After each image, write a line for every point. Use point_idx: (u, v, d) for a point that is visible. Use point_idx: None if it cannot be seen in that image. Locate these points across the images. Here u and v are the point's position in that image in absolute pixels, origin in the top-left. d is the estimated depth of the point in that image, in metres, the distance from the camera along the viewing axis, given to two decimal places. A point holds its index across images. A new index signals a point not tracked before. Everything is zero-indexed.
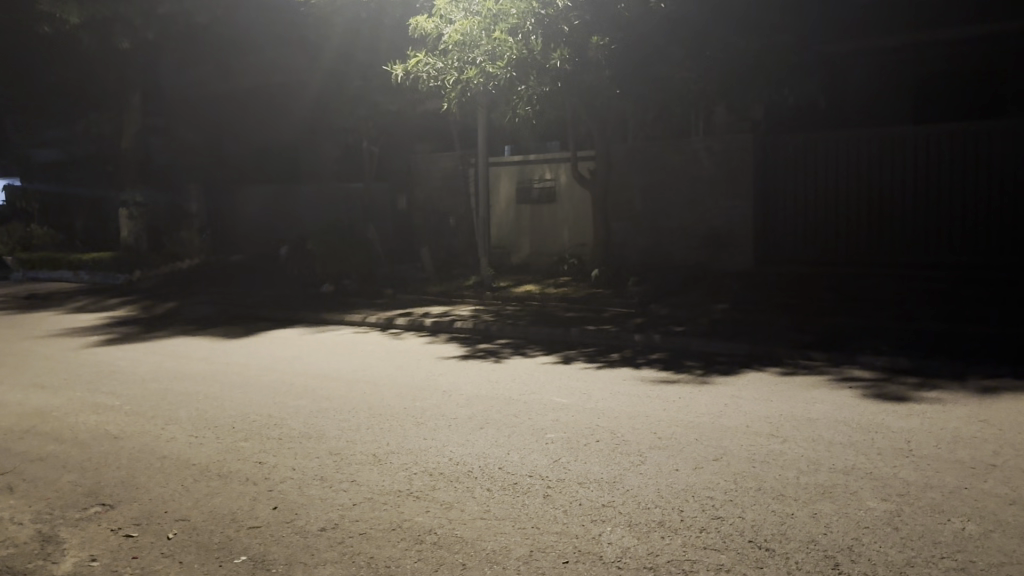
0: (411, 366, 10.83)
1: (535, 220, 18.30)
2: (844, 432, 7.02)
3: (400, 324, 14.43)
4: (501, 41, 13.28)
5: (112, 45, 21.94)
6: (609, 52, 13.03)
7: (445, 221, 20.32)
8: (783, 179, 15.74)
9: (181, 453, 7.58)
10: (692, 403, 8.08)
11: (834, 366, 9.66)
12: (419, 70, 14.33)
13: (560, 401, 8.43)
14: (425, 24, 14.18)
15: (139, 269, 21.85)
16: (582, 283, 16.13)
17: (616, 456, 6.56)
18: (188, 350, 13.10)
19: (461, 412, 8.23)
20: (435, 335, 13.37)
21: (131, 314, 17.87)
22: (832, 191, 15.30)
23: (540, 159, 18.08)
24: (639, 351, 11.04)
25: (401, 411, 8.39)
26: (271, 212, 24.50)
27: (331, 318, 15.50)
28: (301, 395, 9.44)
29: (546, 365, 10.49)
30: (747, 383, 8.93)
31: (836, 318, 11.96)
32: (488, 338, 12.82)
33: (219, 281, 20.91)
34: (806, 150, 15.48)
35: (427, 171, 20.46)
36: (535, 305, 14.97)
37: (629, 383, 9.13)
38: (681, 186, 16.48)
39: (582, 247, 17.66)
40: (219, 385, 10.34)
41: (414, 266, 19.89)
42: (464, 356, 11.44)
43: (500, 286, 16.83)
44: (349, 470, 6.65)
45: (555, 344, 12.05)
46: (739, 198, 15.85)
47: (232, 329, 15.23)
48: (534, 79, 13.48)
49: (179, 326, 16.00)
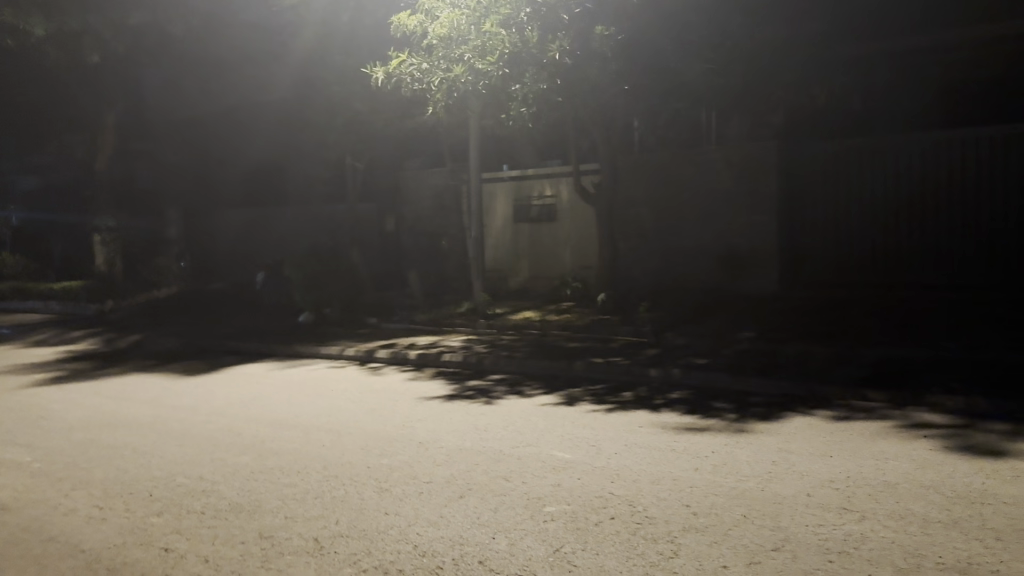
0: (385, 410, 9.11)
1: (534, 241, 16.67)
2: (940, 505, 5.29)
3: (381, 358, 12.72)
4: (492, 33, 11.68)
5: (81, 62, 20.11)
6: (617, 45, 11.38)
7: (436, 243, 18.73)
8: (811, 192, 14.12)
9: (72, 534, 5.85)
10: (731, 461, 6.34)
11: (896, 410, 7.93)
12: (402, 71, 12.68)
13: (564, 458, 6.68)
14: (407, 21, 12.55)
15: (112, 299, 20.04)
16: (588, 309, 14.38)
17: (638, 544, 4.84)
18: (136, 390, 11.40)
19: (436, 474, 6.47)
20: (419, 371, 11.65)
21: (92, 348, 16.19)
22: (868, 205, 13.65)
23: (538, 174, 16.50)
24: (655, 389, 9.31)
25: (361, 472, 6.68)
26: (253, 234, 22.97)
27: (306, 351, 13.78)
28: (245, 449, 7.73)
29: (546, 407, 8.77)
30: (796, 434, 7.17)
31: (884, 350, 10.22)
32: (479, 373, 11.11)
33: (193, 311, 19.23)
34: (830, 160, 13.91)
35: (415, 188, 18.87)
36: (535, 335, 13.30)
37: (646, 432, 7.41)
38: (694, 202, 14.75)
39: (586, 270, 16.04)
40: (153, 436, 8.59)
41: (402, 292, 18.18)
42: (449, 397, 9.70)
43: (496, 313, 15.13)
44: (278, 565, 4.93)
45: (556, 379, 10.33)
46: (761, 213, 14.10)
47: (194, 365, 13.52)
48: (529, 76, 11.70)
49: (138, 361, 14.30)
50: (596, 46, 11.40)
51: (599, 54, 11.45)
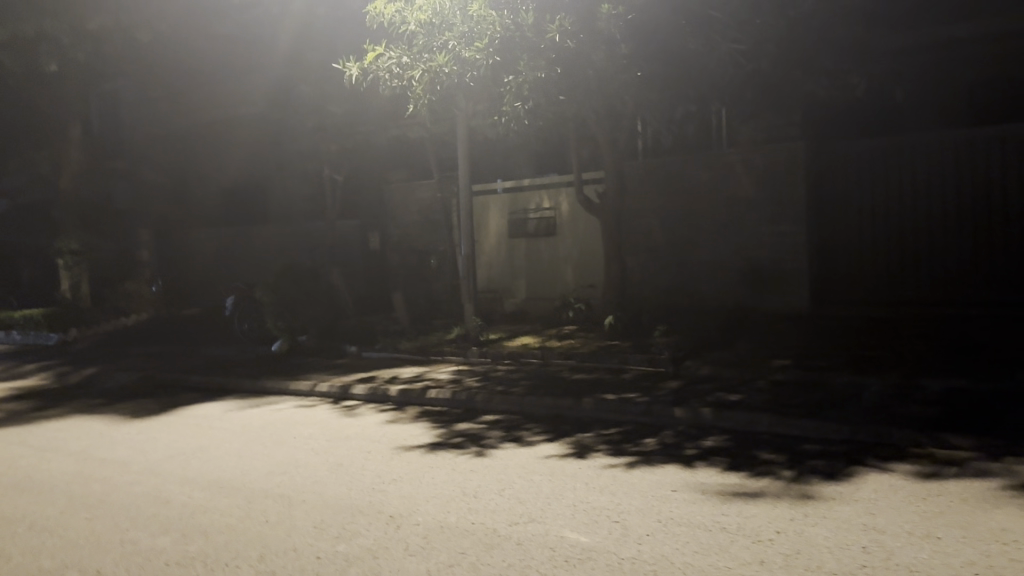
0: (350, 465, 7.41)
1: (531, 258, 15.04)
2: None
3: (358, 395, 10.99)
4: (482, 16, 10.13)
5: (39, 73, 18.05)
6: (626, 26, 9.85)
7: (424, 261, 17.07)
8: (845, 201, 12.48)
9: None
10: (807, 550, 4.69)
11: (994, 463, 6.27)
12: (378, 66, 11.09)
13: (580, 543, 5.00)
14: (383, 9, 10.93)
15: (74, 327, 18.14)
16: (594, 335, 12.67)
17: None
18: (66, 439, 9.61)
19: (406, 571, 4.76)
20: (400, 411, 9.94)
21: (40, 384, 14.35)
22: (912, 213, 12.04)
23: (535, 185, 14.92)
24: (684, 435, 7.63)
25: (310, 566, 4.97)
26: (227, 255, 21.24)
27: (274, 386, 12.05)
28: (168, 528, 6.01)
29: (551, 460, 7.09)
30: (879, 503, 5.52)
31: (953, 381, 8.55)
32: (470, 413, 9.42)
33: (161, 340, 17.45)
34: (862, 166, 12.34)
35: (400, 202, 17.25)
36: (534, 365, 11.61)
37: (682, 500, 5.72)
38: (713, 211, 13.06)
39: (590, 290, 14.40)
40: (62, 506, 6.87)
41: (387, 317, 16.45)
42: (433, 446, 8.01)
43: (491, 339, 13.41)
44: None
45: (561, 420, 8.66)
46: (789, 223, 12.44)
47: (145, 405, 11.75)
48: (523, 65, 10.13)
49: (84, 400, 12.49)
50: (602, 28, 9.81)
51: (605, 37, 9.88)
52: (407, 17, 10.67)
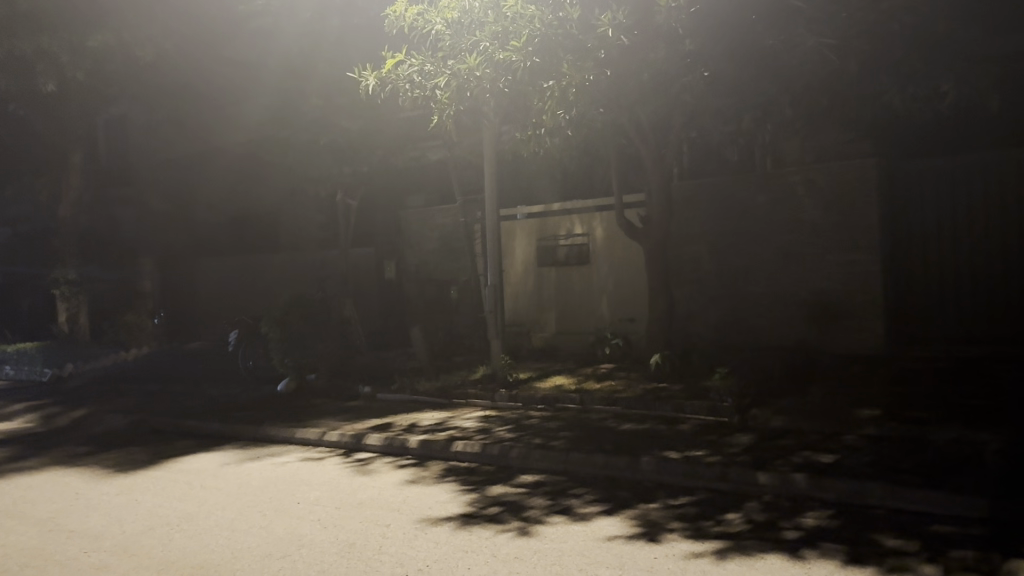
0: (363, 547, 5.99)
1: (562, 287, 13.70)
2: None
3: (372, 446, 9.58)
4: (517, 14, 9.16)
5: (36, 93, 16.95)
6: (689, 20, 8.80)
7: (444, 292, 15.74)
8: (922, 226, 11.15)
9: None
10: None
11: None
12: (397, 77, 10.11)
13: None
14: (404, 13, 10.08)
15: (71, 363, 16.80)
16: (638, 375, 11.27)
17: None
18: (38, 500, 8.24)
19: None
20: (422, 467, 8.54)
21: (25, 428, 13.00)
22: (996, 237, 10.68)
23: (565, 209, 13.65)
24: (775, 509, 6.19)
25: None
26: (234, 285, 19.99)
27: (277, 434, 10.67)
28: None
29: (616, 544, 5.66)
30: None
31: None
32: (504, 473, 8.00)
33: (161, 378, 16.11)
34: (943, 186, 11.01)
35: (419, 230, 16.06)
36: (572, 412, 10.20)
37: None
38: (771, 237, 11.71)
39: (629, 324, 12.96)
40: None
41: (403, 353, 15.20)
42: (465, 519, 6.58)
43: (520, 378, 12.03)
44: None
45: (616, 485, 7.22)
46: (862, 250, 11.01)
47: (135, 455, 10.39)
48: (567, 67, 9.06)
49: (69, 448, 11.13)
50: (660, 22, 8.84)
51: (667, 34, 8.87)
52: (432, 17, 9.90)
